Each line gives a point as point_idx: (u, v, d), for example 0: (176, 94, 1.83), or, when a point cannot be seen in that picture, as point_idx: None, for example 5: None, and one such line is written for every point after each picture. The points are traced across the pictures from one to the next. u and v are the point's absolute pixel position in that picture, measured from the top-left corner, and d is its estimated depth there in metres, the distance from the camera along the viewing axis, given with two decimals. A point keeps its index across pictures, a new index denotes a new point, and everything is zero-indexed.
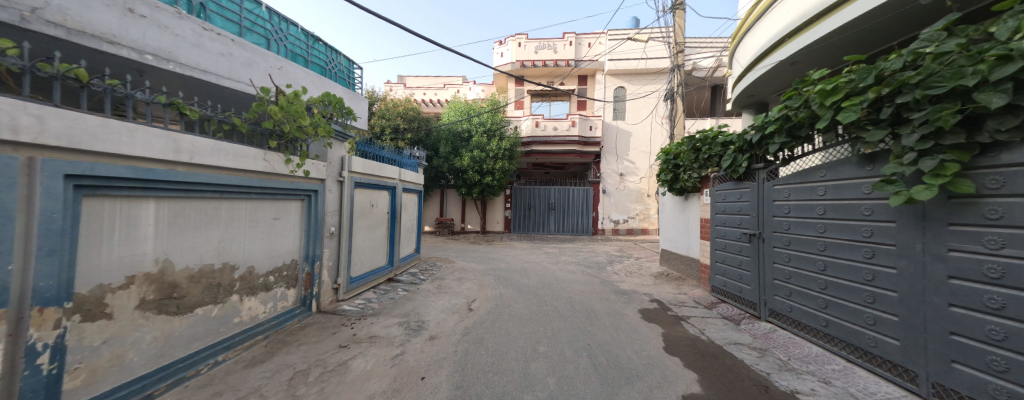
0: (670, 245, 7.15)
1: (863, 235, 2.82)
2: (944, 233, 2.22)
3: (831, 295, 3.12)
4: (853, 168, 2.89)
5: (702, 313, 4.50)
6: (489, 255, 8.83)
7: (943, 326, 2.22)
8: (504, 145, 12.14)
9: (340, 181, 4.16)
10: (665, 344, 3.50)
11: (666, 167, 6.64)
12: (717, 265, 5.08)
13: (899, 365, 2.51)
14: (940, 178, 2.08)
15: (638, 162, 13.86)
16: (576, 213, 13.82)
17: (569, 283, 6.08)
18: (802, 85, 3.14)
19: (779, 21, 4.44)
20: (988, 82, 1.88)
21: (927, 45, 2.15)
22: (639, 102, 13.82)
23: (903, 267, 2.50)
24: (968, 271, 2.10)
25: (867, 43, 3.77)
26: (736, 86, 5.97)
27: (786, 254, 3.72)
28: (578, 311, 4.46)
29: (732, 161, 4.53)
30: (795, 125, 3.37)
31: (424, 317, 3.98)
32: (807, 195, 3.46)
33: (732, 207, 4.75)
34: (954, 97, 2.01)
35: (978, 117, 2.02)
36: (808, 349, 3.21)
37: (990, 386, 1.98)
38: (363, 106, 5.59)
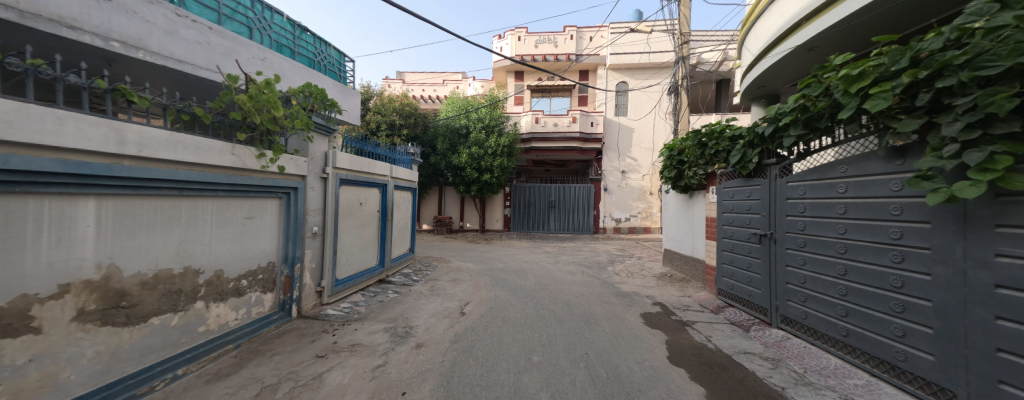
0: (672, 244, 6.92)
1: (891, 237, 2.57)
2: (991, 235, 1.96)
3: (852, 302, 2.88)
4: (880, 162, 2.63)
5: (707, 318, 4.25)
6: (486, 255, 8.61)
7: (989, 341, 1.97)
8: (503, 141, 11.90)
9: (323, 178, 4.01)
10: (670, 354, 3.25)
11: (670, 164, 6.38)
12: (723, 266, 4.83)
13: (934, 382, 2.27)
14: (989, 173, 1.82)
15: (641, 159, 13.57)
16: (577, 211, 13.57)
17: (568, 284, 5.84)
18: (821, 72, 2.88)
19: (797, 2, 4.14)
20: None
21: (977, 20, 1.90)
22: (642, 97, 13.50)
23: (939, 273, 2.26)
24: (1021, 279, 1.84)
25: (895, 23, 3.49)
26: (746, 76, 5.68)
27: (801, 257, 3.46)
28: (575, 316, 4.23)
29: (741, 157, 4.28)
30: (814, 117, 3.11)
31: (412, 323, 3.77)
32: (825, 193, 3.20)
33: (740, 206, 4.50)
34: (1010, 78, 1.75)
35: None
36: (826, 361, 2.97)
37: None
38: (355, 101, 5.31)
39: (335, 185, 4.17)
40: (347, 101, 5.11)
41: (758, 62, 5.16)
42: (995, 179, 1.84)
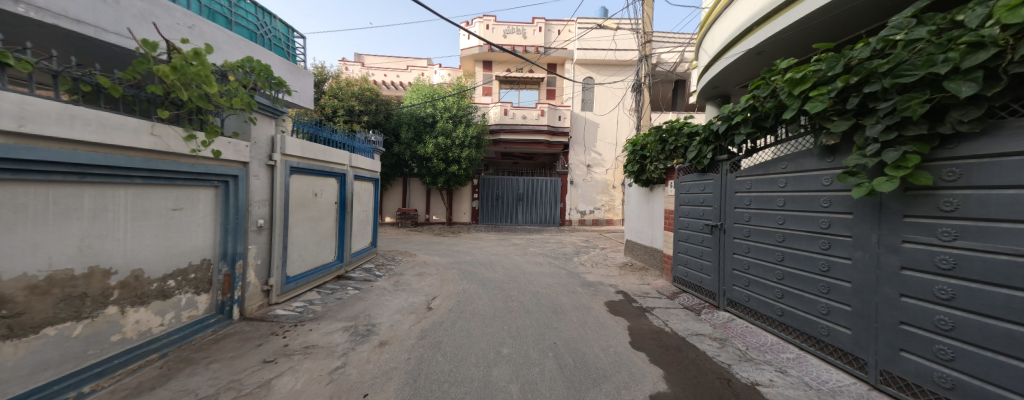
0: (634, 235, 7.21)
1: (821, 227, 2.83)
2: (899, 225, 2.23)
3: (788, 285, 3.15)
4: (815, 159, 2.88)
5: (664, 304, 4.48)
6: (453, 248, 8.43)
7: (894, 315, 2.25)
8: (471, 132, 11.62)
9: (270, 166, 3.63)
10: (631, 339, 3.37)
11: (632, 158, 6.59)
12: (679, 255, 5.10)
13: (850, 353, 2.55)
14: (901, 170, 2.04)
15: (605, 153, 14.00)
16: (544, 203, 13.76)
17: (536, 275, 5.88)
18: (769, 74, 3.07)
19: (752, 6, 4.37)
20: (957, 70, 1.85)
21: (898, 33, 2.10)
22: (607, 93, 13.87)
23: (857, 258, 2.52)
24: (921, 262, 2.12)
25: (832, 31, 3.82)
26: (703, 76, 5.97)
27: (746, 245, 3.72)
28: (542, 306, 4.26)
29: (698, 153, 4.50)
30: (762, 117, 3.33)
31: (375, 320, 3.56)
32: (767, 187, 3.45)
33: (695, 199, 4.75)
34: (922, 86, 1.96)
35: (943, 109, 1.99)
36: (764, 338, 3.25)
37: (937, 374, 2.02)
38: (307, 81, 4.84)
39: (284, 172, 3.79)
40: (296, 81, 4.64)
41: (714, 63, 5.43)
42: (906, 175, 2.07)
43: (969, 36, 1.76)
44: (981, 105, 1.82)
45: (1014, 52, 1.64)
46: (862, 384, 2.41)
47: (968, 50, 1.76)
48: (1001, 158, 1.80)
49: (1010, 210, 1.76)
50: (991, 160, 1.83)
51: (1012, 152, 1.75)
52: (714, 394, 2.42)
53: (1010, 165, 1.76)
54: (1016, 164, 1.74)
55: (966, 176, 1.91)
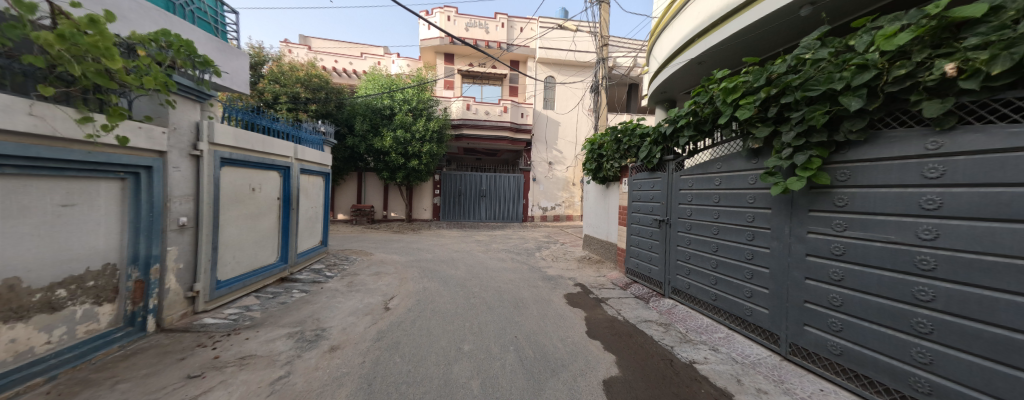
0: (592, 230, 7.49)
1: (746, 220, 3.15)
2: (806, 218, 2.58)
3: (720, 273, 3.48)
4: (743, 161, 3.19)
5: (618, 294, 4.72)
6: (413, 246, 8.15)
7: (800, 296, 2.61)
8: (432, 125, 11.23)
9: (195, 156, 3.21)
10: (588, 328, 3.51)
11: (591, 157, 6.81)
12: (631, 248, 5.39)
13: (767, 329, 2.92)
14: (808, 171, 2.40)
15: (566, 151, 14.39)
16: (507, 200, 13.82)
17: (497, 271, 5.88)
18: (708, 83, 3.35)
19: (693, 19, 4.73)
20: (849, 87, 2.16)
21: (807, 53, 2.40)
22: (568, 92, 14.22)
23: (774, 247, 2.85)
24: (820, 249, 2.48)
25: (758, 47, 4.31)
26: (653, 81, 6.32)
27: (687, 237, 4.03)
28: (503, 302, 4.26)
29: (648, 153, 4.77)
30: (702, 121, 3.61)
31: (325, 324, 3.32)
32: (705, 184, 3.76)
33: (645, 195, 5.04)
34: (824, 100, 2.27)
35: (838, 119, 2.32)
36: (701, 321, 3.57)
37: (830, 344, 2.39)
38: (240, 63, 4.33)
39: (212, 163, 3.37)
40: (228, 62, 4.13)
41: (663, 69, 5.77)
42: (811, 175, 2.43)
43: (858, 59, 2.06)
44: (865, 116, 2.15)
45: (889, 74, 1.95)
46: (776, 356, 2.78)
47: (857, 70, 2.06)
48: (876, 161, 2.15)
49: (884, 205, 2.10)
50: (868, 163, 2.18)
51: (885, 157, 2.10)
52: (660, 375, 2.62)
53: (884, 168, 2.10)
54: (888, 167, 2.09)
55: (854, 176, 2.26)
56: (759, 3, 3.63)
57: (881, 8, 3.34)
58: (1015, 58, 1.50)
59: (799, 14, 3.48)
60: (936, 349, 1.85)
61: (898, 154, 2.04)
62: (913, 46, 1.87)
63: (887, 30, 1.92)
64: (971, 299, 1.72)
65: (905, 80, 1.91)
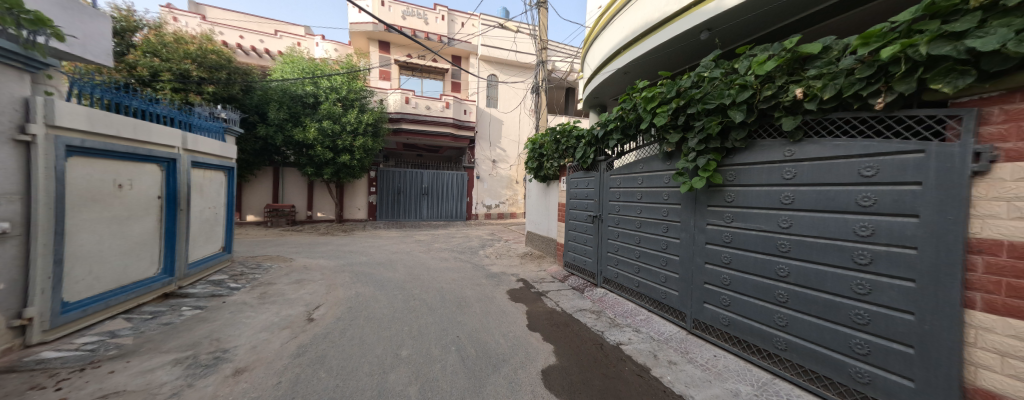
0: (533, 227, 7.69)
1: (662, 215, 3.51)
2: (706, 212, 2.97)
3: (642, 261, 3.82)
4: (660, 162, 3.56)
5: (557, 287, 4.92)
6: (344, 248, 7.45)
7: (701, 278, 3.01)
8: (366, 118, 10.36)
9: (26, 142, 2.50)
10: (528, 321, 3.60)
11: (532, 156, 6.94)
12: (569, 242, 5.65)
13: (676, 309, 3.31)
14: (706, 172, 2.78)
15: (509, 150, 14.55)
16: (450, 198, 13.47)
17: (439, 271, 5.68)
18: (632, 91, 3.66)
19: (619, 32, 5.15)
20: (735, 103, 2.56)
21: (706, 71, 2.76)
22: (510, 92, 14.37)
23: (682, 237, 3.23)
24: (715, 237, 2.88)
25: (671, 62, 4.88)
26: (587, 86, 6.71)
27: (616, 231, 4.36)
28: (445, 302, 4.12)
29: (583, 153, 5.03)
30: (627, 126, 3.93)
31: (229, 344, 2.84)
32: (630, 183, 4.10)
33: (582, 193, 5.31)
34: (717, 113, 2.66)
35: (727, 128, 2.73)
36: (627, 306, 3.91)
37: (722, 317, 2.81)
38: (97, 25, 3.44)
39: (52, 153, 2.64)
40: (78, 25, 3.25)
41: (595, 76, 6.15)
42: (708, 176, 2.82)
43: (741, 79, 2.46)
44: (745, 128, 2.58)
45: (760, 94, 2.37)
46: (683, 331, 3.17)
47: (740, 89, 2.45)
48: (752, 164, 2.58)
49: (759, 200, 2.53)
50: (748, 166, 2.61)
51: (759, 161, 2.52)
52: (591, 359, 2.80)
53: (758, 170, 2.53)
54: (761, 169, 2.52)
55: (738, 177, 2.68)
56: (674, 22, 4.06)
57: (763, 36, 4.00)
58: (838, 87, 1.96)
59: (699, 38, 4.05)
60: (792, 315, 2.32)
61: (767, 159, 2.47)
62: (776, 72, 2.30)
63: (759, 58, 2.32)
64: (812, 273, 2.20)
65: (771, 100, 2.34)
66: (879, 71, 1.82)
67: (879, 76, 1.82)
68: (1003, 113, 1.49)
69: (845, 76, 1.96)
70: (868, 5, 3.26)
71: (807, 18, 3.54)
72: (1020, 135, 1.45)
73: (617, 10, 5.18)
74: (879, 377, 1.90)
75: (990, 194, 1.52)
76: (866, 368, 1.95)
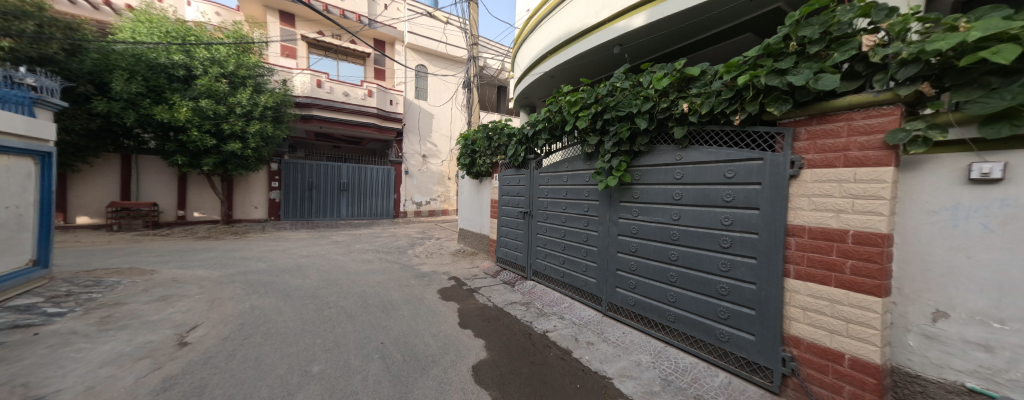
0: (466, 224, 7.59)
1: (584, 210, 3.81)
2: (618, 207, 3.32)
3: (567, 253, 4.09)
4: (582, 162, 3.84)
5: (489, 283, 4.96)
6: (239, 255, 6.28)
7: (614, 266, 3.36)
8: (264, 100, 8.85)
9: None
10: (460, 319, 3.55)
11: (464, 152, 6.80)
12: (501, 238, 5.72)
13: (594, 295, 3.64)
14: (617, 172, 3.14)
15: (440, 145, 14.09)
16: (374, 194, 12.44)
17: (361, 274, 5.21)
18: (558, 94, 3.87)
19: (546, 37, 5.36)
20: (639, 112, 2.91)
21: (618, 82, 3.07)
22: (440, 85, 13.88)
23: (599, 230, 3.56)
24: (625, 229, 3.24)
25: (591, 70, 5.29)
26: (517, 86, 6.86)
27: (544, 226, 4.57)
28: (368, 307, 3.80)
29: (514, 151, 5.12)
30: (554, 127, 4.14)
31: (52, 388, 2.14)
32: (556, 181, 4.34)
33: (513, 190, 5.42)
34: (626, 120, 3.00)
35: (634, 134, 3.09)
36: (554, 296, 4.15)
37: (630, 298, 3.18)
38: None
39: None
40: None
41: (525, 77, 6.32)
42: (620, 176, 3.17)
43: (644, 91, 2.80)
44: (646, 134, 2.96)
45: (658, 106, 2.75)
46: (599, 314, 3.50)
47: (644, 100, 2.80)
48: (653, 165, 2.97)
49: (658, 196, 2.92)
50: (649, 167, 3.00)
51: (658, 163, 2.92)
52: (520, 348, 2.92)
53: (657, 171, 2.93)
54: (659, 170, 2.92)
55: (641, 177, 3.06)
56: (592, 34, 4.39)
57: (664, 55, 4.60)
58: (710, 105, 2.39)
59: (613, 52, 4.47)
60: (680, 292, 2.74)
61: (662, 161, 2.88)
62: (669, 88, 2.67)
63: (657, 74, 2.68)
64: (693, 257, 2.63)
65: (666, 111, 2.73)
66: (737, 94, 2.28)
67: (737, 99, 2.28)
68: (807, 133, 2.04)
69: (715, 96, 2.38)
70: (736, 38, 4.00)
71: (695, 43, 4.18)
72: (816, 150, 1.99)
73: (544, 15, 5.41)
74: (734, 336, 2.38)
75: (801, 192, 2.05)
76: (727, 330, 2.42)
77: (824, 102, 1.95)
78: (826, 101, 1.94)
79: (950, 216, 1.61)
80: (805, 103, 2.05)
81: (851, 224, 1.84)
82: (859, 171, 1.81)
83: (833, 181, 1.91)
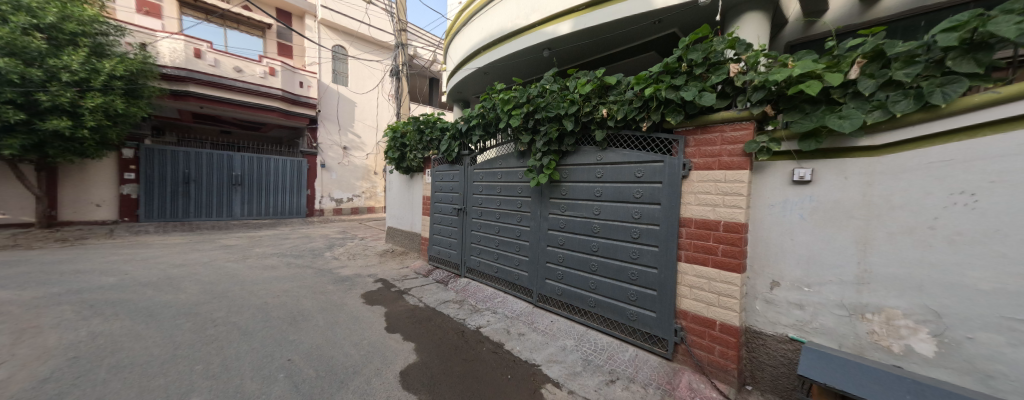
0: (395, 222, 7.18)
1: (517, 207, 3.93)
2: (548, 203, 3.51)
3: (501, 249, 4.16)
4: (515, 160, 3.94)
5: (420, 283, 4.78)
6: (79, 268, 4.86)
7: (544, 259, 3.56)
8: (110, 66, 6.82)
9: None
10: (386, 323, 3.36)
11: (393, 145, 6.35)
12: (434, 236, 5.55)
13: (526, 287, 3.79)
14: (547, 170, 3.32)
15: (364, 136, 13.01)
16: (279, 190, 10.92)
17: (264, 283, 4.52)
18: (492, 91, 3.90)
19: (479, 32, 5.33)
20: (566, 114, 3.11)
21: (547, 84, 3.24)
22: (363, 70, 12.79)
23: (531, 226, 3.72)
24: (554, 224, 3.45)
25: (522, 70, 5.45)
26: (450, 80, 6.70)
27: (479, 223, 4.58)
28: (273, 321, 3.32)
29: (448, 147, 4.98)
30: (488, 124, 4.18)
31: None
32: (491, 178, 4.37)
33: (446, 186, 5.29)
34: (556, 121, 3.18)
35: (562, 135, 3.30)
36: (488, 291, 4.19)
37: (558, 289, 3.40)
38: None
39: None
40: None
41: (457, 71, 6.19)
42: (549, 174, 3.36)
43: (571, 95, 3.01)
44: (572, 136, 3.18)
45: (583, 110, 2.98)
46: (530, 306, 3.66)
47: (570, 103, 3.01)
48: (578, 165, 3.22)
49: (582, 193, 3.17)
50: (574, 166, 3.24)
51: (582, 163, 3.17)
52: (452, 347, 2.90)
53: (581, 170, 3.18)
54: (583, 170, 3.17)
55: (569, 176, 3.29)
56: (523, 35, 4.53)
57: (587, 63, 4.99)
58: (624, 111, 2.69)
59: (543, 55, 4.69)
60: (599, 280, 3.04)
61: (585, 161, 3.14)
62: (592, 94, 2.92)
63: (582, 81, 2.91)
64: (610, 247, 2.94)
65: (589, 115, 2.98)
66: (645, 104, 2.61)
67: (645, 108, 2.61)
68: (694, 140, 2.44)
69: (628, 104, 2.69)
70: (643, 54, 4.57)
71: (612, 55, 4.64)
72: (700, 155, 2.40)
73: (476, 10, 5.37)
74: (641, 315, 2.74)
75: (690, 190, 2.45)
76: (635, 310, 2.77)
77: (706, 115, 2.36)
78: (707, 115, 2.36)
79: (783, 209, 2.11)
80: (694, 115, 2.44)
81: (723, 216, 2.27)
82: (729, 173, 2.24)
83: (711, 181, 2.34)
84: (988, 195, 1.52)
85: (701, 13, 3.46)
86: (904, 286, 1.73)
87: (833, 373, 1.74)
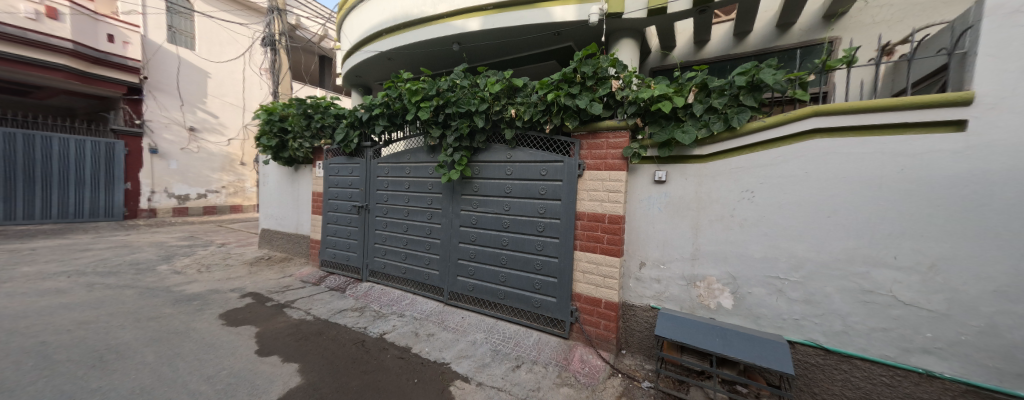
0: (273, 223, 6.07)
1: (427, 203, 3.80)
2: (460, 200, 3.50)
3: (410, 248, 3.96)
4: (424, 154, 3.79)
5: (308, 292, 4.18)
6: None
7: (456, 256, 3.54)
8: None
9: None
10: (258, 345, 2.82)
11: (268, 130, 5.23)
12: (327, 238, 4.92)
13: (436, 286, 3.71)
14: (458, 166, 3.28)
15: (224, 116, 10.63)
16: (67, 183, 7.86)
17: (48, 315, 3.23)
18: (398, 80, 3.65)
19: (379, 13, 4.91)
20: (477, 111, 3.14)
21: (458, 79, 3.21)
22: (219, 34, 10.37)
23: (442, 223, 3.64)
24: (466, 220, 3.46)
25: (429, 61, 5.27)
26: (345, 61, 5.99)
27: (384, 221, 4.25)
28: (61, 366, 2.39)
29: (345, 136, 4.42)
30: (393, 114, 3.88)
31: None
32: (398, 173, 4.09)
33: (342, 181, 4.74)
34: (467, 117, 3.18)
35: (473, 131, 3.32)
36: (393, 294, 3.95)
37: (469, 285, 3.43)
38: None
39: None
40: None
41: (355, 52, 5.57)
42: (460, 170, 3.33)
43: (482, 93, 3.05)
44: (483, 133, 3.24)
45: (493, 108, 3.06)
46: (441, 305, 3.60)
47: (481, 100, 3.05)
48: (489, 162, 3.30)
49: (493, 190, 3.27)
50: (485, 163, 3.31)
51: (493, 160, 3.26)
52: (349, 361, 2.63)
53: (492, 167, 3.27)
54: (494, 166, 3.26)
55: (480, 172, 3.35)
56: (430, 25, 4.36)
57: (494, 62, 5.14)
58: (530, 113, 2.88)
59: (451, 48, 4.59)
60: (509, 272, 3.19)
61: (496, 158, 3.24)
62: (501, 94, 3.03)
63: (492, 80, 2.98)
64: (519, 241, 3.12)
65: (499, 114, 3.08)
66: (547, 107, 2.84)
67: (547, 111, 2.84)
68: (586, 144, 2.78)
69: (533, 106, 2.89)
70: (546, 62, 4.96)
71: (516, 58, 4.90)
72: (591, 157, 2.75)
73: None
74: (544, 302, 2.99)
75: (584, 187, 2.79)
76: (540, 298, 3.01)
77: (595, 122, 2.72)
78: (596, 122, 2.72)
79: (650, 203, 2.59)
80: (586, 121, 2.78)
81: (608, 209, 2.66)
82: (612, 173, 2.64)
83: (599, 179, 2.70)
84: (761, 191, 2.18)
85: (591, 32, 3.94)
86: (719, 259, 2.34)
87: (678, 331, 2.24)
